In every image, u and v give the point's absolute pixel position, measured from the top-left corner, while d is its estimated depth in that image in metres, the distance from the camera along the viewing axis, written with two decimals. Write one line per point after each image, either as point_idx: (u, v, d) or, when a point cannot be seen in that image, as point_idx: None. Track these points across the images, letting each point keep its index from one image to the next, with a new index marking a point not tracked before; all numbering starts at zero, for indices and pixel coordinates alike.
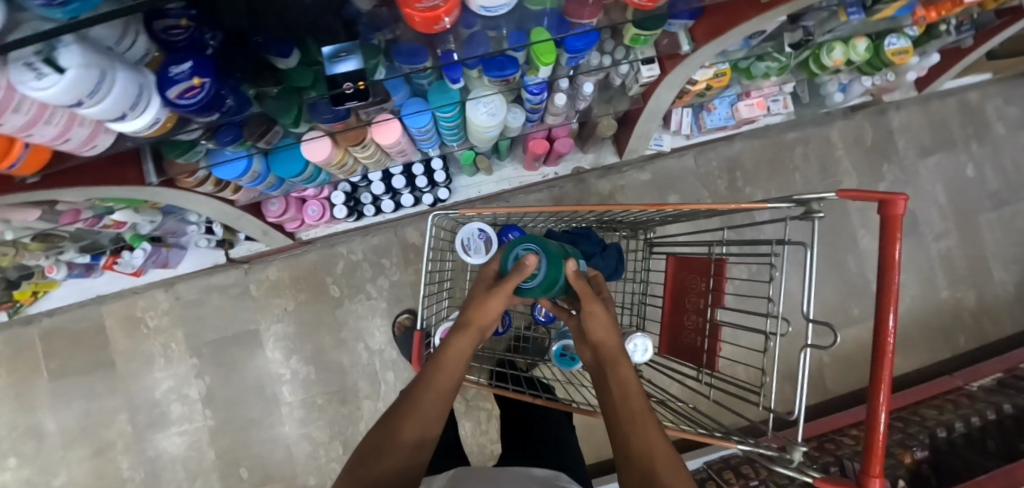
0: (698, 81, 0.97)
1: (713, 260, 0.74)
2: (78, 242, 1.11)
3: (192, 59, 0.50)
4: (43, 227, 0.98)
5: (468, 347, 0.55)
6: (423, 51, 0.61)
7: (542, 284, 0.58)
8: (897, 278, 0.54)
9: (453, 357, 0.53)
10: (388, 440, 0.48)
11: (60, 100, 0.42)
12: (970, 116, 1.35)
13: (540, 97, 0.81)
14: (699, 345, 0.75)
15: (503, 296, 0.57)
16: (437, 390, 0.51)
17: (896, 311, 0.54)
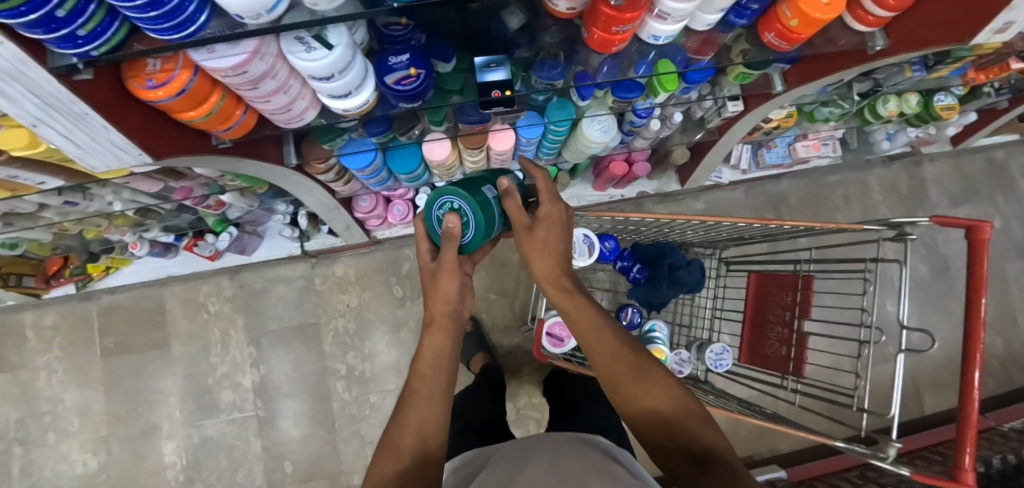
0: (771, 120, 1.07)
1: (801, 276, 0.81)
2: (162, 221, 1.16)
3: (412, 52, 0.55)
4: (150, 202, 1.03)
5: (441, 343, 0.62)
6: (558, 66, 0.70)
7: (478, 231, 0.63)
8: (983, 289, 0.62)
9: (428, 356, 0.61)
10: (393, 449, 0.55)
11: (318, 72, 0.48)
12: (997, 173, 1.47)
13: (644, 120, 0.90)
14: (784, 354, 0.81)
15: (448, 272, 0.63)
16: (419, 392, 0.58)
17: (983, 316, 0.61)
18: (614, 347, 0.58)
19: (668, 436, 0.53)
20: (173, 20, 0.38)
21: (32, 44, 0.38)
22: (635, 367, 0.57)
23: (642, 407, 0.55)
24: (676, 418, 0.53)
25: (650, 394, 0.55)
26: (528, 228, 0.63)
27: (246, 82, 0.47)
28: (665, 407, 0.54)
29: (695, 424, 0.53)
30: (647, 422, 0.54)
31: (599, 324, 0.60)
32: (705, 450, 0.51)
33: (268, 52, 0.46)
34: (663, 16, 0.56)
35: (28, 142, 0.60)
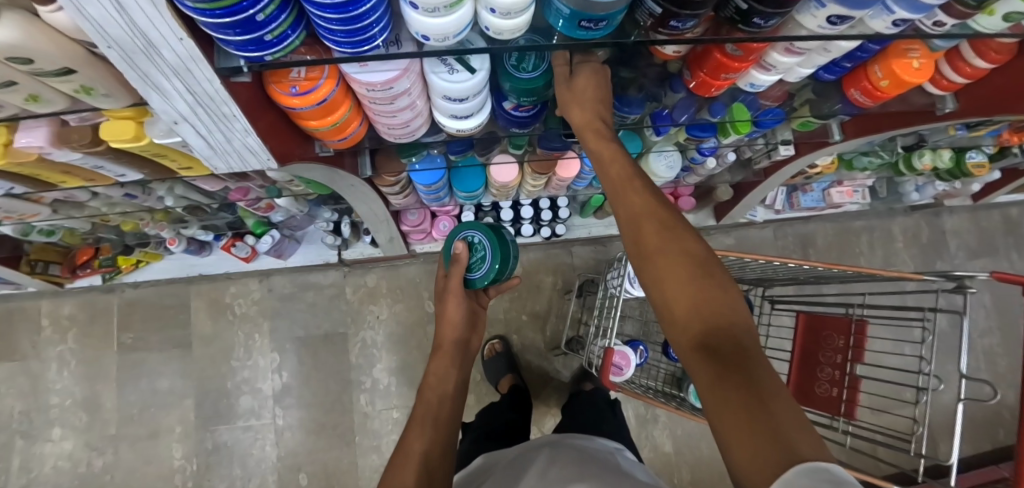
0: (816, 166, 1.12)
1: (855, 320, 0.83)
2: (203, 220, 1.14)
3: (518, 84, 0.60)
4: (201, 200, 1.02)
5: (442, 368, 0.78)
6: (643, 101, 0.72)
7: (480, 279, 0.78)
8: None
9: (434, 383, 0.75)
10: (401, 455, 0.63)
11: (457, 93, 0.50)
12: (1012, 229, 1.54)
13: (705, 157, 0.95)
14: (835, 396, 0.82)
15: (456, 296, 0.81)
16: (424, 415, 0.69)
17: None
18: (649, 204, 0.52)
19: (687, 301, 0.45)
20: (355, 36, 0.39)
21: (205, 42, 0.38)
22: (663, 225, 0.50)
23: (663, 264, 0.48)
24: (705, 284, 0.45)
25: (678, 256, 0.47)
26: (568, 77, 0.56)
27: (385, 97, 0.49)
28: (699, 271, 0.46)
29: (722, 294, 0.45)
30: (664, 283, 0.47)
31: (631, 176, 0.55)
32: (727, 323, 0.43)
33: (413, 70, 0.47)
34: (769, 66, 0.59)
35: (135, 134, 0.57)
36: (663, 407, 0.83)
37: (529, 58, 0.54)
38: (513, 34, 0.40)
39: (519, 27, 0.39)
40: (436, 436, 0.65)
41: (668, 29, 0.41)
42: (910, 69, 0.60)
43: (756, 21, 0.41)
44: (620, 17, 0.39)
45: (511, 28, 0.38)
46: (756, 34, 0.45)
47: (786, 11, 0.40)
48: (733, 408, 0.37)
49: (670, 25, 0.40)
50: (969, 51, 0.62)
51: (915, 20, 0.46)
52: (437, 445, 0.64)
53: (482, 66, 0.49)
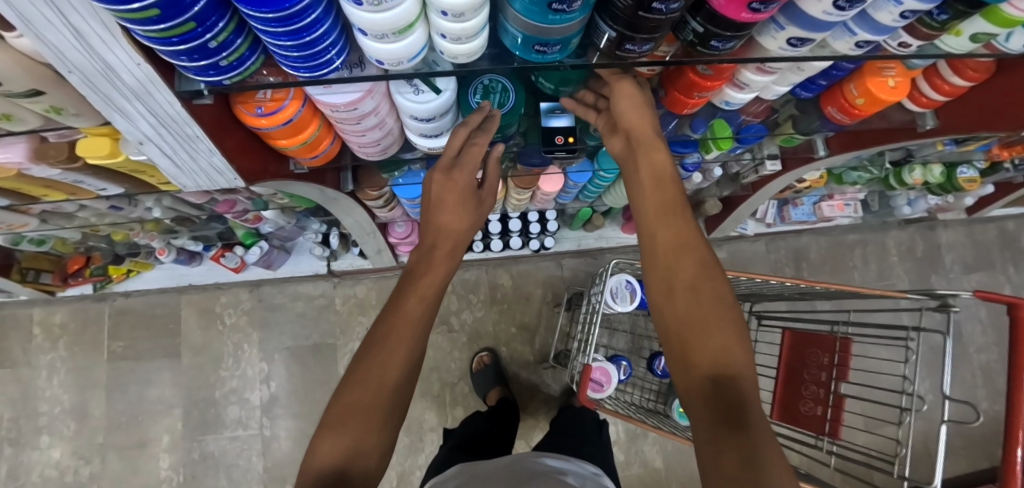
0: (805, 180, 1.11)
1: (839, 338, 0.82)
2: (192, 230, 1.15)
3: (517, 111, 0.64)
4: (189, 211, 1.02)
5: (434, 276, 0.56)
6: None
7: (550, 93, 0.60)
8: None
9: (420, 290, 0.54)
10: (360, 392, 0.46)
11: (423, 114, 0.50)
12: (1009, 243, 1.52)
13: (689, 172, 0.95)
14: (819, 414, 0.81)
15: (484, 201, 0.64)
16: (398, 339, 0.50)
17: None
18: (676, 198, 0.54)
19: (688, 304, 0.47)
20: (312, 59, 0.39)
21: (165, 67, 0.39)
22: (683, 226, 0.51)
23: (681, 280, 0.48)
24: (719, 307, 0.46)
25: (699, 274, 0.48)
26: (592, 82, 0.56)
27: (351, 118, 0.49)
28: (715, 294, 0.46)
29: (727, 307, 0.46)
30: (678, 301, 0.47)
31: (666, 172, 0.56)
32: (723, 341, 0.44)
33: (377, 92, 0.48)
34: (741, 85, 0.59)
35: (111, 151, 0.57)
36: (648, 428, 0.81)
37: (494, 96, 0.55)
38: (470, 57, 0.40)
39: (472, 50, 0.39)
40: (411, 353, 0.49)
41: (626, 52, 0.41)
42: (885, 87, 0.59)
43: (714, 44, 0.41)
44: (574, 40, 0.39)
45: (465, 52, 0.39)
46: (719, 56, 0.45)
47: (744, 35, 0.40)
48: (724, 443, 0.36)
49: (626, 48, 0.40)
50: (947, 69, 0.62)
51: (879, 41, 0.45)
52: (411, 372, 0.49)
53: (449, 87, 0.50)
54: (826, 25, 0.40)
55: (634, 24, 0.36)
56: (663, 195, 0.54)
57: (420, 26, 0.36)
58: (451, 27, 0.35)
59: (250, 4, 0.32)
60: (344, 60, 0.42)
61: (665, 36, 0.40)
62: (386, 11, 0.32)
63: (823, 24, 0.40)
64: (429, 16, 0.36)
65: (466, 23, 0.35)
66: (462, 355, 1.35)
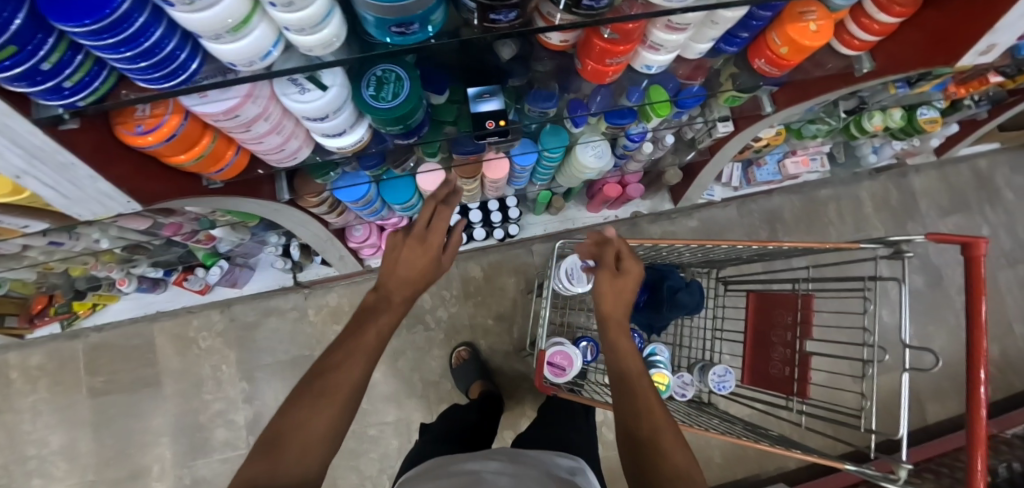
0: (761, 138, 1.09)
1: (801, 295, 0.80)
2: (151, 257, 1.12)
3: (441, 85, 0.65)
4: (140, 238, 1.00)
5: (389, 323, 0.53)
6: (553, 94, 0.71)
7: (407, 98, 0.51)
8: (982, 289, 0.65)
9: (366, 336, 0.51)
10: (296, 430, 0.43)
11: (313, 113, 0.48)
12: (982, 182, 1.53)
13: (637, 144, 0.91)
14: (788, 375, 0.80)
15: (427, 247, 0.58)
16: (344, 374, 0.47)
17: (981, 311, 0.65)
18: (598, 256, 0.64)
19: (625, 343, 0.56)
20: (162, 70, 0.37)
21: (15, 96, 0.36)
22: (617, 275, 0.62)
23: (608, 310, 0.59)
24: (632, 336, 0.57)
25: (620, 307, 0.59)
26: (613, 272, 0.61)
27: (238, 125, 0.48)
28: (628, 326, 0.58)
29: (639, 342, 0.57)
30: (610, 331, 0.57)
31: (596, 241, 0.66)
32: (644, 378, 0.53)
33: (260, 95, 0.46)
34: (656, 47, 0.56)
35: (11, 187, 0.55)
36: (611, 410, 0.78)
37: (389, 86, 0.50)
38: (325, 49, 0.39)
39: (327, 41, 0.37)
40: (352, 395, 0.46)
41: (493, 22, 0.39)
42: (807, 33, 0.57)
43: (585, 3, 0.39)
44: (433, 16, 0.37)
45: (317, 43, 0.37)
46: (599, 14, 0.43)
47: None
48: (637, 441, 0.47)
49: (492, 18, 0.38)
50: (873, 7, 0.59)
51: None
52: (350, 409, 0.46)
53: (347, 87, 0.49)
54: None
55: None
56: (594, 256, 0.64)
57: (259, 21, 0.34)
58: (287, 18, 0.33)
59: (67, 18, 0.30)
60: (204, 67, 0.40)
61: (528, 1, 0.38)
62: (206, 9, 0.31)
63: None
64: (265, 9, 0.34)
65: (302, 13, 0.33)
66: (442, 352, 1.34)
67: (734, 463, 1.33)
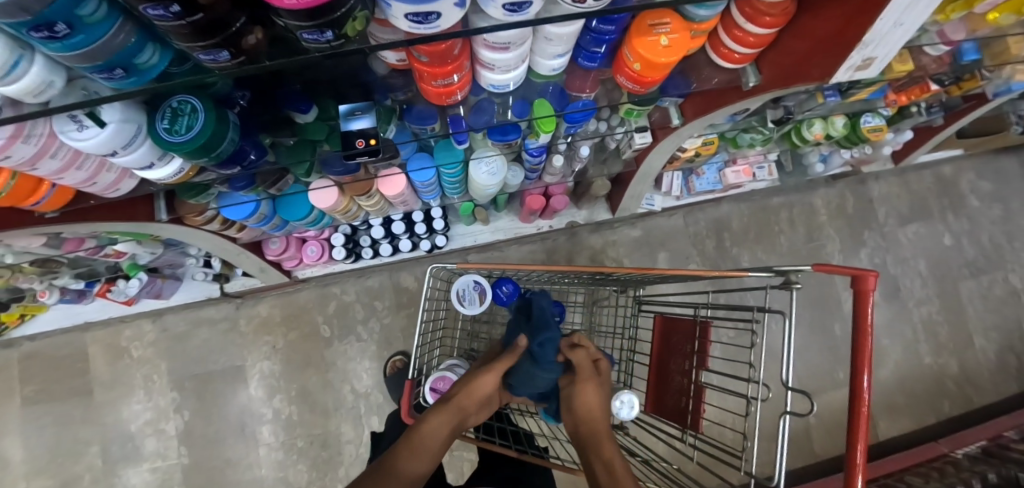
0: (687, 149, 1.04)
1: (699, 323, 0.76)
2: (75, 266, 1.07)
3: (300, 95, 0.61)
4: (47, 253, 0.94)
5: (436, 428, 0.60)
6: (430, 110, 0.69)
7: (197, 137, 0.48)
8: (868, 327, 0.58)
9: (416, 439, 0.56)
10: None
11: (98, 150, 0.45)
12: (945, 189, 1.49)
13: (539, 158, 0.87)
14: (683, 406, 0.76)
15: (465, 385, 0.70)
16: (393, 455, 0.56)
17: (868, 343, 0.58)
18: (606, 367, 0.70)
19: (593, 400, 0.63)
20: None
21: None
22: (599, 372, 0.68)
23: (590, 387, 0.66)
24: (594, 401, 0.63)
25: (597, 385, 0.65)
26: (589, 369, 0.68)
27: (18, 163, 0.44)
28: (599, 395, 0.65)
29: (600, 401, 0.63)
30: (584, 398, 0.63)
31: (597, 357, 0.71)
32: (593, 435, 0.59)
33: (33, 133, 0.42)
34: (490, 66, 0.52)
35: None
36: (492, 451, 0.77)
37: (183, 119, 0.48)
38: (44, 92, 0.37)
39: (31, 89, 0.36)
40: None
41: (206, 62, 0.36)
42: (658, 49, 0.51)
43: (303, 37, 0.34)
44: (142, 61, 0.36)
45: (27, 89, 0.36)
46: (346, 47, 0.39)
47: (326, 23, 0.33)
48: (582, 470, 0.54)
49: (203, 58, 0.35)
50: (741, 16, 0.53)
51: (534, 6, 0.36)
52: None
53: (137, 123, 0.47)
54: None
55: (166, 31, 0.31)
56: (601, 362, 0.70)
57: None
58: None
59: None
60: None
61: (241, 37, 0.35)
62: None
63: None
64: None
65: None
66: (374, 363, 1.32)
67: None
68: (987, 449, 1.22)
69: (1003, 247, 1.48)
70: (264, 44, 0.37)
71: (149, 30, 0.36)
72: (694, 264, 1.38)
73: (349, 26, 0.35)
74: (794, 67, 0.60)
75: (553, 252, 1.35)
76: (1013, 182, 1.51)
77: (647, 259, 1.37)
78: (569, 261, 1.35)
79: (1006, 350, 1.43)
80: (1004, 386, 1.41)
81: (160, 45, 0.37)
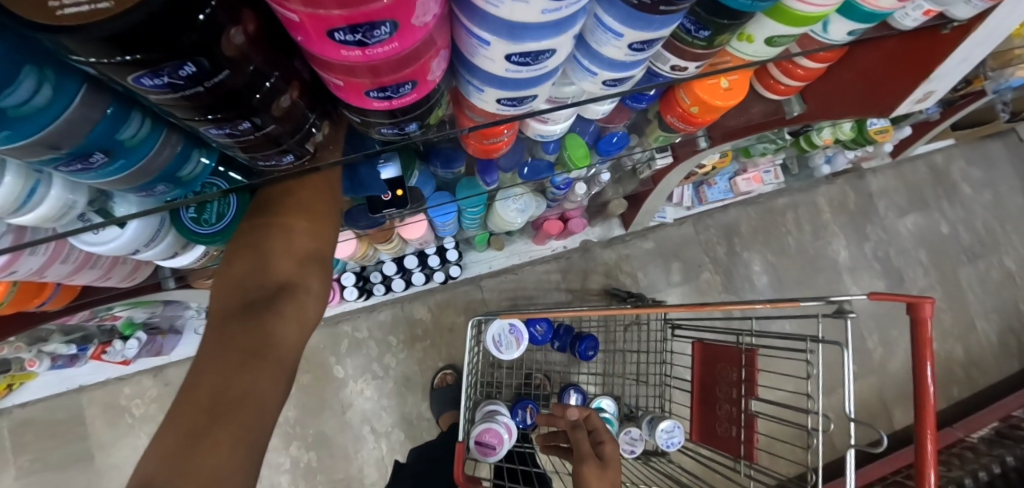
0: (704, 165, 1.02)
1: (745, 351, 0.75)
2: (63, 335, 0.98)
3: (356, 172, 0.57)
4: None
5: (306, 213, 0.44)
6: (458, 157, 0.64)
7: (225, 232, 0.43)
8: (928, 359, 0.58)
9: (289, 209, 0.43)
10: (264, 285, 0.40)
11: (118, 251, 0.40)
12: (939, 178, 1.53)
13: (564, 189, 0.84)
14: (734, 435, 0.75)
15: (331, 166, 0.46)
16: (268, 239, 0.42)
17: (930, 376, 0.58)
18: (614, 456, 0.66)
19: None
20: None
21: None
22: (606, 467, 0.65)
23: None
24: None
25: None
26: (600, 470, 0.64)
27: (25, 275, 0.38)
28: None
29: None
30: None
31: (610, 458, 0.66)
32: None
33: (41, 243, 0.37)
34: (544, 119, 0.49)
35: None
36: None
37: (212, 206, 0.42)
38: (63, 219, 0.31)
39: (50, 218, 0.30)
40: (328, 203, 0.45)
41: (266, 168, 0.32)
42: (718, 91, 0.50)
43: (384, 132, 0.31)
44: (185, 173, 0.31)
45: (45, 215, 0.29)
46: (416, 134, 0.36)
47: (410, 117, 0.30)
48: None
49: (264, 165, 0.31)
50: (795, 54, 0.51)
51: (632, 77, 0.34)
52: (330, 215, 0.46)
53: (162, 215, 0.41)
54: (526, 82, 0.30)
55: (226, 146, 0.27)
56: (608, 451, 0.66)
57: None
58: None
59: None
60: None
61: (308, 139, 0.31)
62: None
63: (519, 82, 0.30)
64: None
65: None
66: (392, 401, 1.27)
67: None
68: (1001, 432, 1.27)
69: (996, 230, 1.53)
70: (326, 139, 0.34)
71: (194, 137, 0.30)
72: (708, 271, 1.38)
73: (433, 114, 0.32)
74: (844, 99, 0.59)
75: (567, 271, 1.33)
76: (1000, 166, 1.56)
77: (661, 271, 1.36)
78: (584, 279, 1.33)
79: (1006, 330, 1.49)
80: (1006, 365, 1.46)
81: (204, 152, 0.32)
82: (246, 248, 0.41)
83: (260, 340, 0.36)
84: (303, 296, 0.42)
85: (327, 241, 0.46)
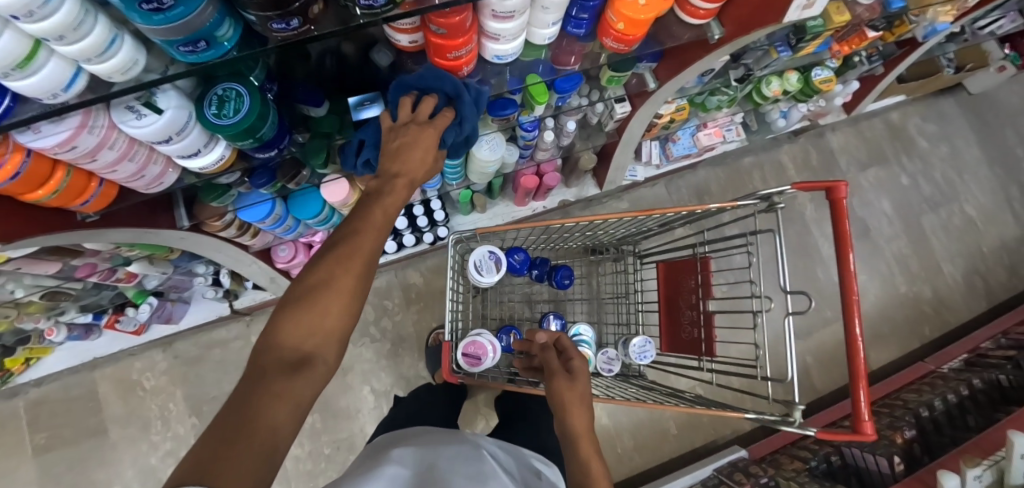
0: (663, 115, 1.12)
1: (699, 258, 0.84)
2: (80, 301, 1.07)
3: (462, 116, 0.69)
4: (63, 285, 0.95)
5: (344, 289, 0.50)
6: None
7: (240, 123, 0.53)
8: (844, 226, 0.66)
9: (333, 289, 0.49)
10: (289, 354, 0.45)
11: (157, 136, 0.50)
12: (896, 133, 1.63)
13: (533, 133, 0.94)
14: (696, 337, 0.83)
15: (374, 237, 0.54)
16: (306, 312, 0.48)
17: (848, 242, 0.66)
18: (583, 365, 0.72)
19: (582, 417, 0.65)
20: None
21: None
22: (576, 381, 0.69)
23: (564, 394, 0.68)
24: (580, 409, 0.66)
25: (579, 398, 0.67)
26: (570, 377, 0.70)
27: (81, 155, 0.48)
28: (583, 405, 0.67)
29: (580, 406, 0.67)
30: (570, 416, 0.66)
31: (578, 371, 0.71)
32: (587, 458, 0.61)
33: (97, 126, 0.47)
34: (495, 37, 0.60)
35: None
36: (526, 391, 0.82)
37: (230, 103, 0.53)
38: (127, 74, 0.42)
39: (119, 69, 0.41)
40: (356, 287, 0.51)
41: (279, 30, 0.42)
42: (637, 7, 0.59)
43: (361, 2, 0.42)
44: (221, 35, 0.41)
45: (117, 66, 0.41)
46: (386, 13, 0.46)
47: None
48: None
49: (276, 28, 0.42)
50: None
51: None
52: (360, 298, 0.51)
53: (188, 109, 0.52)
54: None
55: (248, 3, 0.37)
56: (579, 364, 0.72)
57: (46, 55, 0.37)
58: (71, 49, 0.36)
59: None
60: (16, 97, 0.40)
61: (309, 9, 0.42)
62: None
63: None
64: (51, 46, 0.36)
65: (81, 44, 0.36)
66: (390, 362, 1.35)
67: (692, 433, 1.38)
68: (969, 362, 1.33)
69: (955, 180, 1.62)
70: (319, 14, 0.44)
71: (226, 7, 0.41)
72: None
73: None
74: (753, 17, 0.69)
75: None
76: (953, 121, 1.66)
77: None
78: None
79: (972, 272, 1.56)
80: (975, 305, 1.53)
81: (234, 20, 0.42)
82: (284, 321, 0.47)
83: (269, 401, 0.40)
84: (320, 366, 0.46)
85: (349, 322, 0.50)
